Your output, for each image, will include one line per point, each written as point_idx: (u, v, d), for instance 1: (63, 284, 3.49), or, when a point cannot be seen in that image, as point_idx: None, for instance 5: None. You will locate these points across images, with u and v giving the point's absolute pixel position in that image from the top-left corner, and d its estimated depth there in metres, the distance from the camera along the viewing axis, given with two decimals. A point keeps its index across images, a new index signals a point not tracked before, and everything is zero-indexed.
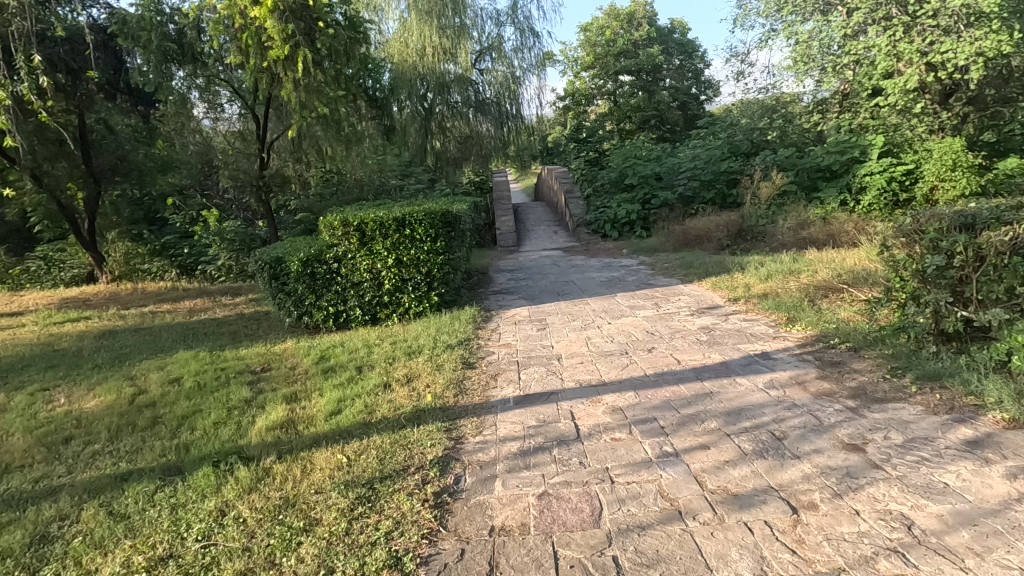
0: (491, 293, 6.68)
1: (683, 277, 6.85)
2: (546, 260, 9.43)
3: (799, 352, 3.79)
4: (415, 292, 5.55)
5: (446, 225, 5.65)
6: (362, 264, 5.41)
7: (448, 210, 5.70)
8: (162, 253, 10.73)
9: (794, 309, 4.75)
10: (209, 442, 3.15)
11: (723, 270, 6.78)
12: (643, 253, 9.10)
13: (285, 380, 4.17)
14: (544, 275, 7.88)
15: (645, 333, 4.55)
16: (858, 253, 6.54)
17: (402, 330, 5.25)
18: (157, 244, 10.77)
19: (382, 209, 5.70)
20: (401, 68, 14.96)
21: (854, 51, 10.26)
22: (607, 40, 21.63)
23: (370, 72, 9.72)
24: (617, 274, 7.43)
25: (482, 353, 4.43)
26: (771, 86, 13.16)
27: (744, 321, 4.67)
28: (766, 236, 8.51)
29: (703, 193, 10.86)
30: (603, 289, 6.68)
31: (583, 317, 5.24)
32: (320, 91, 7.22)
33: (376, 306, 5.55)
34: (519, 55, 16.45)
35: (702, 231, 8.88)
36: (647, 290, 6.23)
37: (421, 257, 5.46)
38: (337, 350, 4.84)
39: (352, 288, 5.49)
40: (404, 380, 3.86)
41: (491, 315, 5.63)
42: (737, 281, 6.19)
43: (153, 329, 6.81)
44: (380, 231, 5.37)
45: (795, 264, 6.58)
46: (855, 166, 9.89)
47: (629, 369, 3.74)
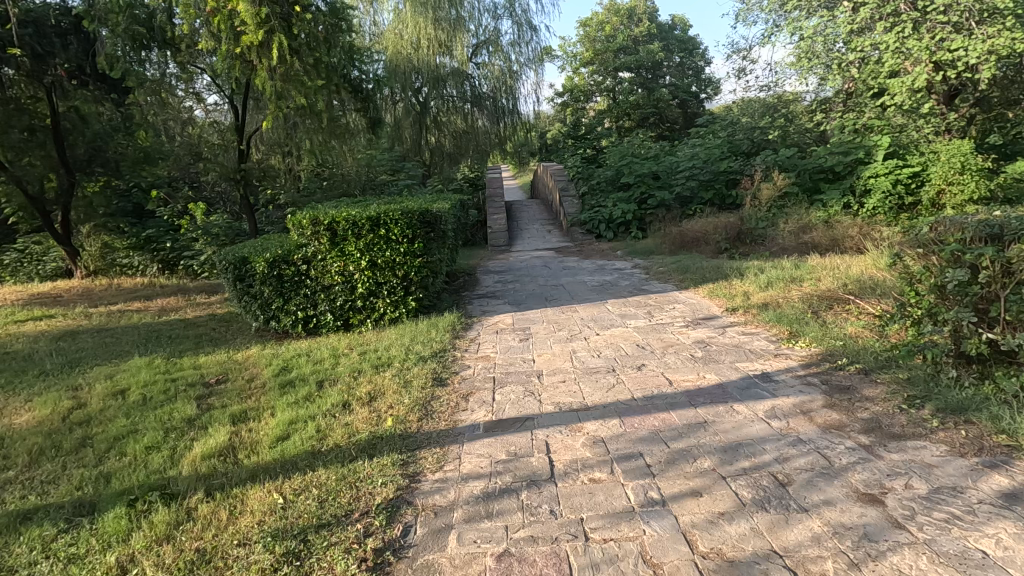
0: (475, 298, 6.31)
1: (678, 283, 6.49)
2: (537, 260, 9.05)
3: (803, 374, 3.43)
4: (390, 297, 5.18)
5: (426, 225, 5.27)
6: (333, 266, 5.03)
7: (428, 209, 5.32)
8: (146, 247, 10.16)
9: (797, 322, 4.39)
10: (134, 472, 2.77)
11: (721, 276, 6.43)
12: (637, 256, 8.74)
13: (239, 396, 3.80)
14: (532, 277, 7.51)
15: (636, 347, 4.19)
16: (863, 261, 6.19)
17: (374, 339, 4.88)
18: (140, 237, 10.13)
19: (357, 207, 5.32)
20: (395, 61, 14.68)
21: (860, 48, 9.91)
22: (606, 35, 21.23)
23: (356, 62, 9.32)
24: (609, 278, 7.06)
25: (457, 367, 4.05)
26: (773, 84, 12.81)
27: (742, 335, 4.31)
28: (766, 240, 8.14)
29: (701, 193, 10.50)
30: (593, 294, 6.31)
31: (570, 327, 4.87)
32: (297, 81, 6.84)
33: (349, 311, 5.18)
34: (517, 49, 16.05)
35: (700, 234, 8.52)
36: (640, 297, 5.86)
37: (397, 259, 5.08)
38: (301, 360, 4.46)
39: (323, 292, 5.11)
40: (367, 399, 3.48)
41: (472, 323, 5.26)
42: (735, 288, 5.83)
43: (116, 330, 6.40)
44: (353, 231, 4.99)
45: (796, 271, 6.22)
46: (860, 168, 9.54)
47: (615, 391, 3.37)
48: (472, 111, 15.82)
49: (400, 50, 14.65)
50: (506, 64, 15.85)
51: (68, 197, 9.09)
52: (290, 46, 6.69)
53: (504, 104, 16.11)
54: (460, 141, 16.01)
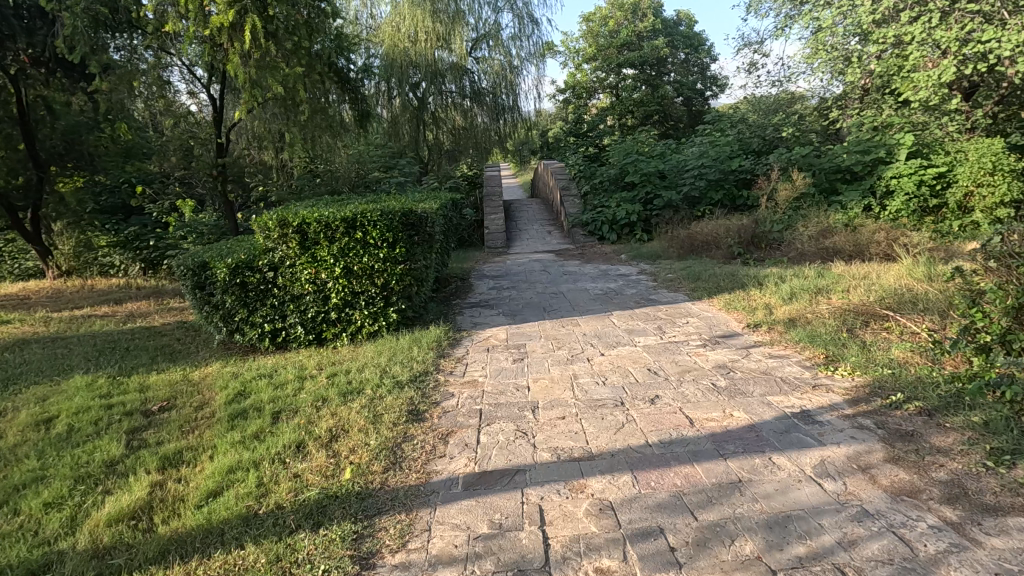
0: (467, 308, 5.73)
1: (690, 292, 5.91)
2: (536, 265, 8.47)
3: (851, 413, 2.85)
4: (369, 308, 4.61)
5: (409, 227, 4.68)
6: (304, 274, 4.45)
7: (413, 209, 4.73)
8: (128, 246, 9.49)
9: (833, 344, 3.81)
10: (19, 541, 2.19)
11: (737, 285, 5.84)
12: (644, 261, 8.15)
13: (180, 430, 3.21)
14: (530, 283, 6.94)
15: (646, 372, 3.61)
16: (894, 270, 5.62)
17: (350, 357, 4.32)
18: (122, 236, 9.43)
19: (334, 207, 4.73)
20: (392, 55, 14.08)
21: (883, 40, 9.27)
22: (610, 31, 20.59)
23: (342, 51, 8.70)
24: (613, 285, 6.48)
25: (440, 396, 3.47)
26: (785, 80, 12.21)
27: (770, 359, 3.73)
28: (783, 245, 7.56)
29: (711, 193, 9.91)
30: (597, 303, 5.73)
31: (570, 345, 4.29)
32: (274, 68, 6.27)
33: (322, 324, 4.61)
34: (517, 43, 15.40)
35: (711, 237, 7.94)
36: (648, 309, 5.28)
37: (376, 266, 4.49)
38: (261, 382, 3.88)
39: (293, 303, 4.54)
40: (328, 439, 2.90)
41: (461, 338, 4.67)
42: (754, 300, 5.25)
43: (70, 340, 5.80)
44: (326, 234, 4.41)
45: (821, 280, 5.65)
46: (880, 168, 8.94)
47: (624, 432, 2.79)
48: (470, 107, 15.20)
49: (396, 43, 14.03)
50: (506, 58, 15.20)
51: (37, 193, 8.46)
52: (265, 29, 6.13)
53: (504, 100, 15.52)
54: (458, 138, 15.40)
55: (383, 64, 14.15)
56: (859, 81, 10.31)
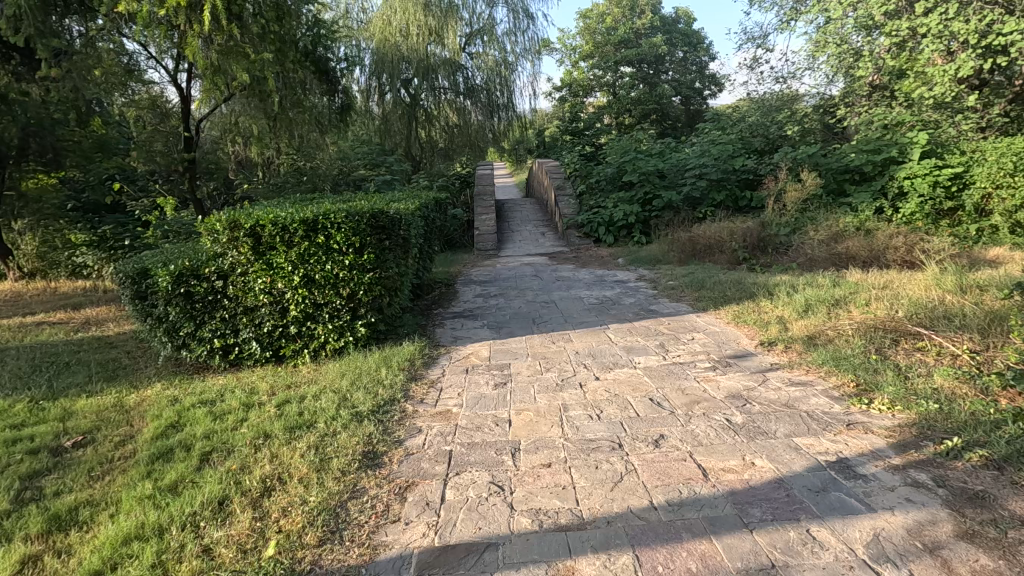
0: (448, 319, 5.20)
1: (693, 302, 5.40)
2: (527, 269, 7.93)
3: (899, 463, 2.33)
4: (334, 322, 4.07)
5: (381, 230, 4.14)
6: (258, 283, 3.90)
7: (386, 210, 4.20)
8: (102, 246, 8.73)
9: (863, 369, 3.28)
10: None
11: (745, 295, 5.34)
12: (642, 265, 7.63)
13: (88, 475, 2.66)
14: (520, 290, 6.42)
15: (648, 403, 3.08)
16: (919, 279, 5.12)
17: (309, 379, 3.78)
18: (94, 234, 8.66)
19: (296, 207, 4.20)
20: (383, 49, 13.55)
21: (896, 32, 8.76)
22: (607, 28, 20.06)
23: (323, 40, 8.16)
24: (609, 293, 5.95)
25: (405, 433, 2.93)
26: (789, 77, 11.71)
27: (791, 387, 3.20)
28: (791, 250, 7.07)
29: (713, 194, 9.40)
30: (591, 314, 5.21)
31: (561, 366, 3.76)
32: (237, 53, 5.77)
33: (281, 340, 4.07)
34: (513, 38, 14.86)
35: (715, 241, 7.42)
36: (648, 322, 4.76)
37: (341, 275, 3.95)
38: (201, 410, 3.34)
39: (246, 315, 4.00)
40: (259, 494, 2.36)
41: (437, 356, 4.15)
42: (764, 313, 4.74)
43: (9, 351, 5.24)
44: (284, 237, 3.87)
45: (837, 290, 5.14)
46: (892, 168, 8.44)
47: (623, 488, 2.27)
48: (464, 104, 14.63)
49: (388, 37, 13.50)
50: (501, 54, 14.71)
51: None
52: (229, 11, 5.63)
53: (498, 98, 14.99)
54: (452, 136, 14.88)
55: (373, 58, 13.63)
56: (866, 78, 9.84)
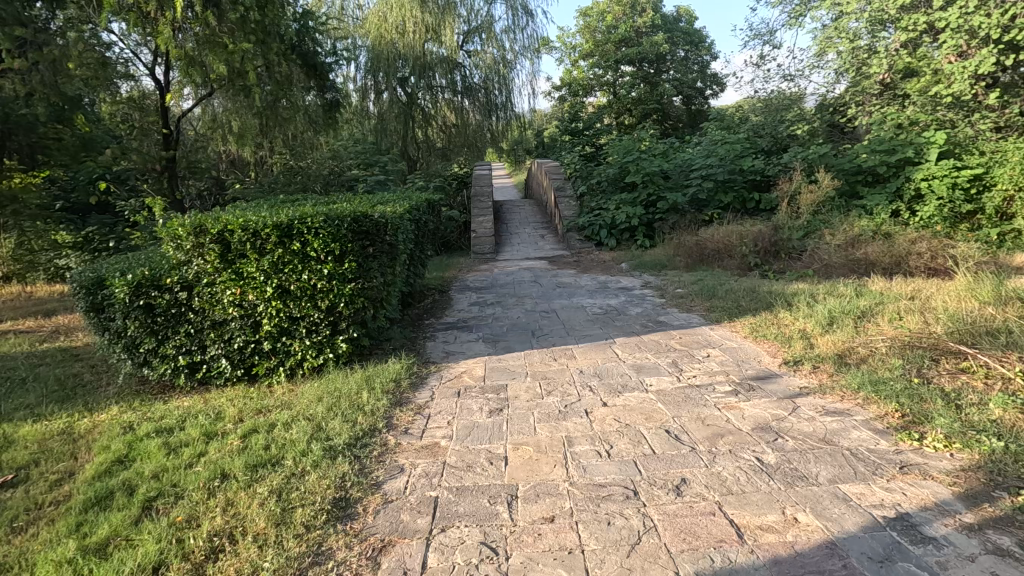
0: (440, 331, 4.80)
1: (705, 313, 5.01)
2: (526, 274, 7.55)
3: (972, 523, 1.94)
4: (312, 337, 3.68)
5: (364, 236, 3.75)
6: (226, 295, 3.50)
7: (371, 213, 3.81)
8: (87, 247, 8.18)
9: (907, 397, 2.89)
10: None
11: (761, 305, 4.94)
12: (647, 271, 7.25)
13: (9, 527, 2.26)
14: (518, 298, 6.02)
15: (665, 437, 2.69)
16: (949, 289, 4.72)
17: (282, 403, 3.39)
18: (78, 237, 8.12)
19: (271, 210, 3.81)
20: (378, 47, 13.15)
21: (913, 25, 8.46)
22: (608, 26, 19.65)
23: (311, 32, 7.75)
24: (614, 302, 5.56)
25: (384, 473, 2.54)
26: (796, 75, 11.31)
27: (826, 418, 2.81)
28: (805, 255, 6.69)
29: (720, 195, 9.03)
30: (595, 325, 4.82)
31: (564, 388, 3.37)
32: (214, 43, 5.54)
33: (254, 357, 3.68)
34: (511, 36, 14.46)
35: (723, 245, 7.04)
36: (657, 336, 4.37)
37: (319, 285, 3.56)
38: (155, 441, 2.94)
39: (213, 330, 3.60)
40: (203, 557, 1.96)
41: (426, 375, 3.75)
42: (784, 326, 4.35)
43: None
44: (255, 243, 3.47)
45: (861, 301, 4.75)
46: (908, 169, 8.04)
47: (643, 555, 1.87)
48: (462, 102, 14.23)
49: (384, 34, 13.10)
50: (500, 53, 14.30)
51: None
52: None
53: (497, 97, 14.57)
54: (450, 135, 14.51)
55: (368, 56, 13.23)
56: (877, 76, 9.44)
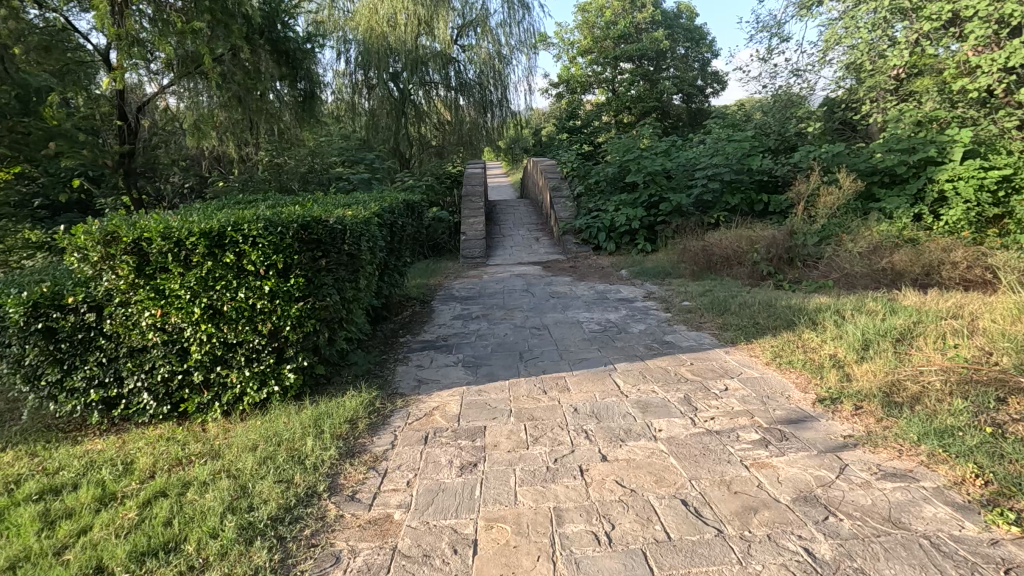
0: (415, 352, 4.19)
1: (717, 332, 4.40)
2: (518, 282, 6.95)
3: None
4: (253, 368, 3.07)
5: (315, 245, 3.13)
6: (144, 317, 2.89)
7: (325, 218, 3.20)
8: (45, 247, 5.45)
9: (986, 456, 2.28)
10: None
11: (782, 324, 4.33)
12: (649, 279, 6.65)
13: None
14: (507, 310, 5.41)
15: (681, 515, 2.08)
16: (998, 307, 4.12)
17: (209, 452, 2.77)
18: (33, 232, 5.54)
19: (207, 214, 3.19)
20: (369, 40, 12.48)
21: (937, 15, 7.87)
22: (608, 22, 18.97)
23: (284, 18, 7.10)
24: (612, 317, 4.96)
25: (313, 567, 1.92)
26: (805, 70, 10.70)
27: (885, 485, 2.21)
28: (822, 262, 6.12)
29: (727, 197, 8.46)
30: (592, 345, 4.21)
31: (553, 435, 2.76)
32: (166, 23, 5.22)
33: (182, 390, 3.07)
34: (508, 30, 13.82)
35: (733, 252, 6.44)
36: (664, 361, 3.76)
37: (258, 306, 2.94)
38: (33, 507, 2.31)
39: (131, 360, 2.98)
40: None
41: (389, 413, 3.14)
42: (810, 351, 3.75)
43: None
44: (179, 254, 2.86)
45: (897, 319, 4.14)
46: (930, 169, 7.45)
47: None
48: (457, 99, 13.61)
49: (374, 27, 12.43)
50: (495, 47, 13.64)
51: None
52: None
53: (492, 94, 13.96)
54: (443, 133, 13.86)
55: (359, 51, 12.54)
56: (892, 71, 8.84)
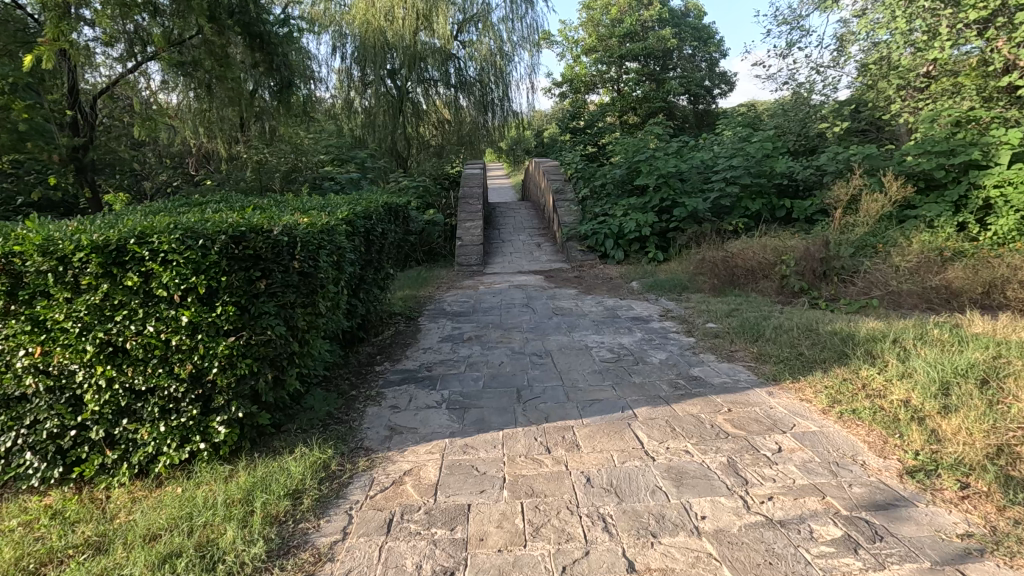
0: (391, 389, 3.48)
1: (751, 366, 3.68)
2: (518, 294, 6.23)
3: None
4: (172, 421, 2.37)
5: (252, 262, 2.41)
6: (20, 357, 2.18)
7: (269, 227, 2.49)
8: None
9: None
10: None
11: (832, 355, 3.61)
12: (664, 293, 5.94)
13: None
14: (504, 331, 4.69)
15: None
16: None
17: (99, 541, 2.06)
18: None
19: (115, 221, 2.49)
20: (364, 35, 11.74)
21: (983, 3, 7.14)
22: (613, 20, 18.28)
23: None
24: (625, 342, 4.25)
25: None
26: (827, 65, 9.95)
27: None
28: (861, 277, 5.40)
29: (746, 202, 7.75)
30: (603, 380, 3.50)
31: (560, 526, 2.05)
32: None
33: (77, 450, 2.35)
34: (509, 25, 13.04)
35: (759, 264, 5.73)
36: (695, 407, 3.05)
37: (173, 342, 2.24)
38: None
39: (7, 410, 2.27)
40: None
41: (347, 479, 2.43)
42: (876, 395, 3.03)
43: None
44: (65, 275, 2.16)
45: (976, 352, 3.41)
46: (975, 172, 6.70)
47: None
48: (456, 97, 12.91)
49: (370, 20, 11.68)
50: (496, 43, 12.90)
51: None
52: None
53: (493, 92, 13.23)
54: (442, 132, 13.14)
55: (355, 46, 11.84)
56: (921, 66, 8.13)
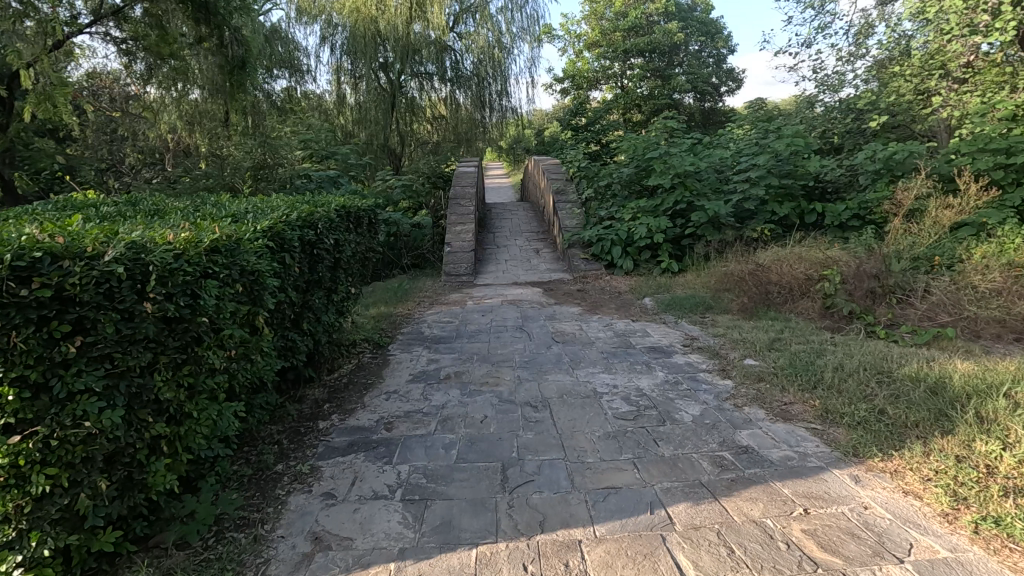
0: (330, 461, 2.55)
1: (817, 429, 2.74)
2: (511, 312, 5.31)
3: None
4: None
5: (60, 308, 1.49)
6: None
7: (96, 249, 1.57)
8: None
9: None
10: None
11: (929, 417, 2.66)
12: (684, 314, 5.02)
13: None
14: (492, 367, 3.76)
15: None
16: None
17: None
18: None
19: None
20: (354, 25, 10.81)
21: None
22: (617, 14, 17.52)
23: None
24: (644, 387, 3.31)
25: None
26: (856, 56, 8.97)
27: None
28: (923, 299, 4.47)
29: (772, 206, 6.84)
30: (619, 451, 2.56)
31: None
32: None
33: None
34: (508, 16, 12.04)
35: (798, 280, 4.82)
36: (757, 505, 2.12)
37: None
38: None
39: None
40: None
41: None
42: (1017, 490, 2.10)
43: None
44: None
45: None
46: None
47: None
48: (452, 94, 11.93)
49: (361, 9, 10.70)
50: (495, 36, 11.89)
51: None
52: None
53: (491, 87, 12.22)
54: (435, 128, 12.22)
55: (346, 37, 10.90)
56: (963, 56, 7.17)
